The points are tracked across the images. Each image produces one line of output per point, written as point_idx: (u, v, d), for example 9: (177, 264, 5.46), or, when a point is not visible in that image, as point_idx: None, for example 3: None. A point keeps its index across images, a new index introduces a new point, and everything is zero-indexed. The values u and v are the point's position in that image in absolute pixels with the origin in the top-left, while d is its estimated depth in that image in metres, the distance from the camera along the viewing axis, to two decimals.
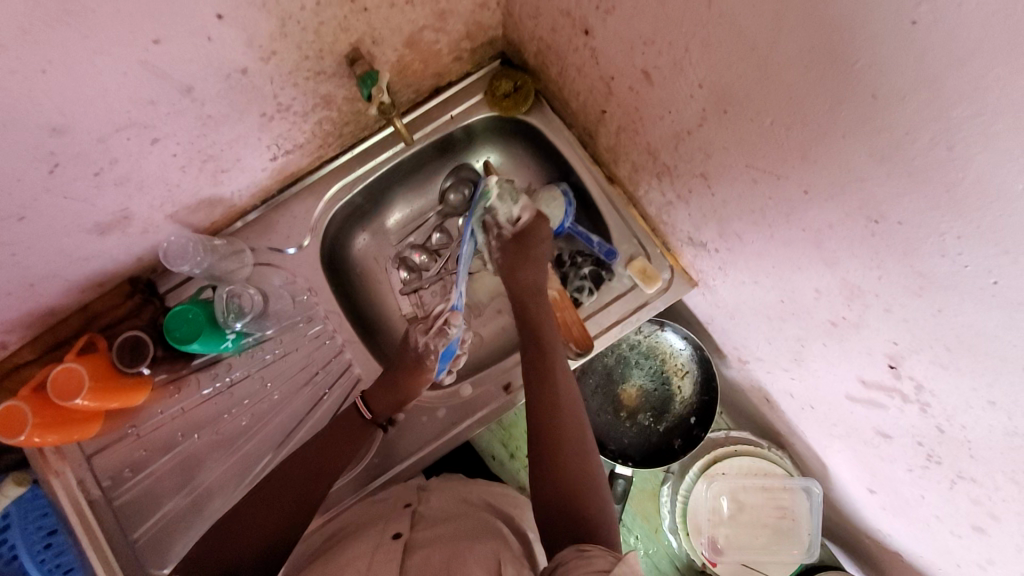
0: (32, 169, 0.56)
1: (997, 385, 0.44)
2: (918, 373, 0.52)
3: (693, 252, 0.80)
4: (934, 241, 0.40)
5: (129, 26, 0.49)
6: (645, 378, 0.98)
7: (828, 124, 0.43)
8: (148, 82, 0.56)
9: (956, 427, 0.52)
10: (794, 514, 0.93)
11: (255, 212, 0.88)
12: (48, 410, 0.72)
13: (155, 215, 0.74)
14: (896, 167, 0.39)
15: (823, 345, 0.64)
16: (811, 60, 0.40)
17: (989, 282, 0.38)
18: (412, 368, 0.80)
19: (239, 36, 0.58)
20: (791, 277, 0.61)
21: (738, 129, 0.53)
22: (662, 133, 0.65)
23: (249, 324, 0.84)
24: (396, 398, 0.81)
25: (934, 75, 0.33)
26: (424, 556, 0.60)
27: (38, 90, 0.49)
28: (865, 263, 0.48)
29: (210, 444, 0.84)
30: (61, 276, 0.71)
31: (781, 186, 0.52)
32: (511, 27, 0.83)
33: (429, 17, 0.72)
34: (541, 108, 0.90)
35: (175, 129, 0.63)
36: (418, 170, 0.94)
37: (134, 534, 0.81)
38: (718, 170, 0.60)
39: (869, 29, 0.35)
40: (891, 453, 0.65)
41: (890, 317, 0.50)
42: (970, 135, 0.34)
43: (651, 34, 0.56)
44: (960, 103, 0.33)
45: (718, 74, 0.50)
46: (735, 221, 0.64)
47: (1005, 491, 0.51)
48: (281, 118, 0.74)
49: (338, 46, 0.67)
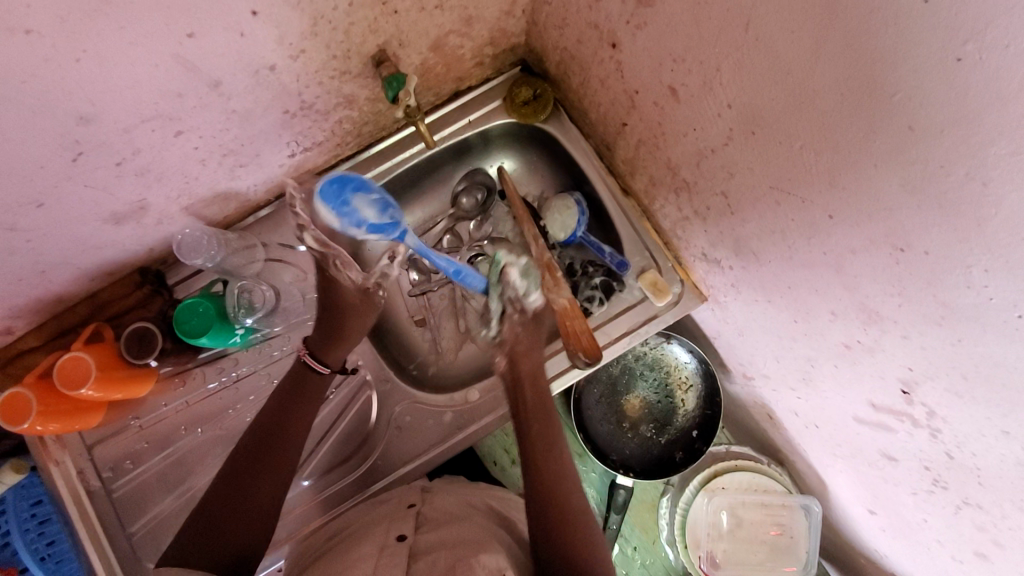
0: (55, 156, 0.55)
1: (1012, 417, 0.44)
2: (931, 400, 0.52)
3: (705, 268, 0.80)
4: (960, 273, 0.41)
5: (164, 19, 0.49)
6: (649, 390, 0.99)
7: (859, 153, 0.43)
8: (177, 75, 0.56)
9: (966, 455, 0.53)
10: (792, 531, 0.93)
11: (268, 208, 0.88)
12: (52, 399, 0.71)
13: (171, 207, 0.73)
14: (927, 199, 0.40)
15: (834, 366, 0.64)
16: (848, 87, 0.41)
17: (1014, 316, 0.39)
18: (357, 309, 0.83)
19: (270, 33, 0.58)
20: (807, 298, 0.61)
21: (765, 151, 0.53)
22: (685, 149, 0.66)
23: (260, 319, 0.84)
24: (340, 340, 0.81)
25: (975, 110, 0.34)
26: (429, 561, 0.61)
27: (71, 79, 0.49)
28: (885, 289, 0.49)
29: (213, 440, 0.84)
30: (73, 263, 0.71)
31: (804, 209, 0.53)
32: (535, 36, 0.83)
33: (456, 22, 0.72)
34: (559, 117, 0.90)
35: (199, 123, 0.63)
36: (432, 173, 0.94)
37: (131, 528, 0.80)
38: (740, 189, 0.61)
39: (910, 62, 0.36)
40: (895, 475, 0.66)
41: (907, 344, 0.51)
42: (1005, 174, 0.34)
43: (681, 52, 0.57)
44: (998, 141, 0.34)
45: (750, 95, 0.51)
46: (753, 240, 0.64)
47: (1012, 520, 0.52)
48: (303, 116, 0.73)
49: (365, 47, 0.67)
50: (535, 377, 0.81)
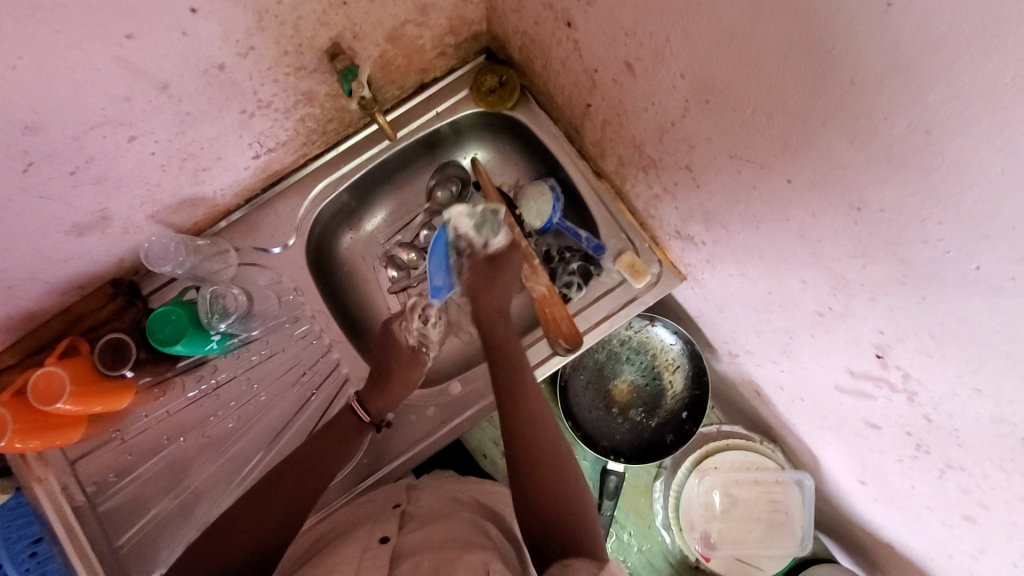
0: (5, 168, 0.54)
1: (982, 373, 0.43)
2: (904, 362, 0.51)
3: (681, 246, 0.79)
4: (916, 227, 0.40)
5: (99, 20, 0.48)
6: (636, 374, 0.98)
7: (808, 112, 0.42)
8: (123, 79, 0.55)
9: (944, 416, 0.52)
10: (786, 506, 0.92)
11: (239, 212, 0.87)
12: (28, 415, 0.71)
13: (136, 215, 0.73)
14: (875, 153, 0.39)
15: (810, 336, 0.64)
16: (788, 45, 0.40)
17: (972, 268, 0.38)
18: (408, 364, 0.83)
19: (214, 31, 0.57)
20: (778, 268, 0.60)
21: (721, 119, 0.52)
22: (647, 125, 0.65)
23: (234, 324, 0.83)
24: (393, 397, 0.82)
25: (909, 58, 0.33)
26: (413, 562, 0.60)
27: (10, 87, 0.48)
28: (848, 252, 0.48)
29: (196, 448, 0.83)
30: (40, 278, 0.70)
31: (764, 176, 0.52)
32: (495, 22, 0.82)
33: (411, 12, 0.71)
34: (527, 103, 0.89)
35: (152, 127, 0.62)
36: (404, 167, 0.93)
37: (118, 541, 0.80)
38: (703, 161, 0.60)
39: (844, 11, 0.34)
40: (880, 443, 0.65)
41: (876, 306, 0.49)
42: (947, 120, 0.33)
43: (632, 24, 0.55)
44: (936, 87, 0.33)
45: (700, 64, 0.50)
46: (720, 213, 0.63)
47: (995, 480, 0.51)
48: (262, 115, 0.73)
49: (317, 40, 0.67)
50: (493, 321, 0.80)
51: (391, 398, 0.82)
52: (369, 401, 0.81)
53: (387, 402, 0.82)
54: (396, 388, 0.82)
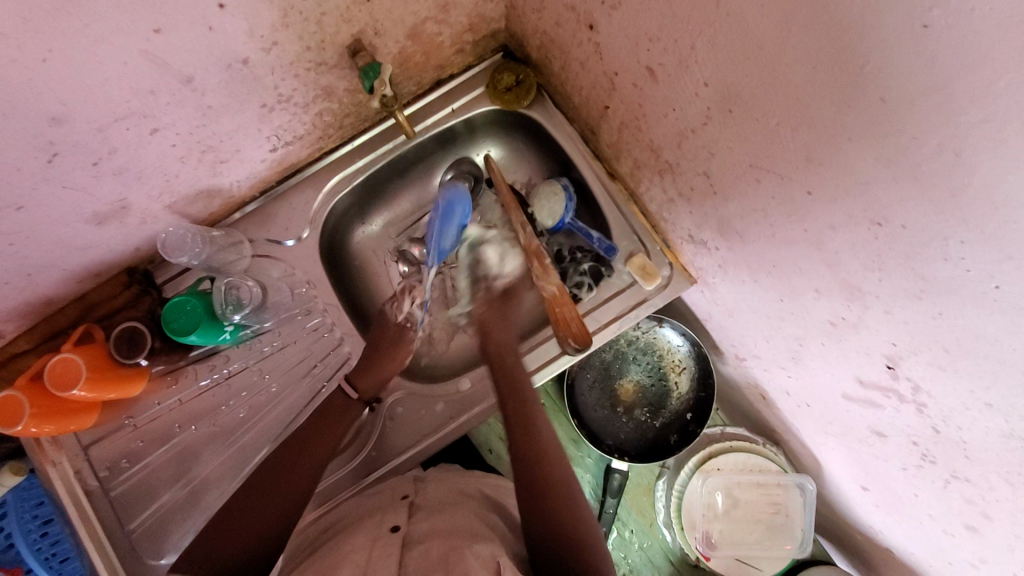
0: (30, 158, 0.55)
1: (994, 389, 0.44)
2: (915, 374, 0.52)
3: (693, 250, 0.80)
4: (937, 244, 0.41)
5: (129, 14, 0.49)
6: (642, 374, 0.99)
7: (834, 127, 0.43)
8: (149, 72, 0.55)
9: (952, 428, 0.52)
10: (787, 510, 0.94)
11: (253, 204, 0.87)
12: (46, 401, 0.71)
13: (154, 206, 0.73)
14: (902, 171, 0.39)
15: (821, 344, 0.64)
16: (819, 61, 0.40)
17: (991, 287, 0.38)
18: (395, 340, 0.85)
19: (240, 26, 0.57)
20: (792, 276, 0.61)
21: (743, 128, 0.53)
22: (666, 130, 0.65)
23: (248, 316, 0.84)
24: (382, 372, 0.82)
25: (944, 79, 0.33)
26: (423, 549, 0.60)
27: (39, 79, 0.49)
28: (865, 265, 0.48)
29: (208, 436, 0.84)
30: (58, 266, 0.70)
31: (783, 186, 0.52)
32: (514, 20, 0.82)
33: (432, 9, 0.71)
34: (543, 102, 0.89)
35: (175, 119, 0.63)
36: (419, 163, 0.94)
37: (130, 526, 0.81)
38: (721, 169, 0.60)
39: (877, 33, 0.35)
40: (886, 452, 0.66)
41: (890, 319, 0.50)
42: (978, 142, 0.34)
43: (656, 31, 0.56)
44: (969, 109, 0.33)
45: (724, 73, 0.50)
46: (736, 219, 0.64)
47: (999, 492, 0.51)
48: (282, 109, 0.73)
49: (339, 37, 0.67)
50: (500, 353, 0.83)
51: (375, 376, 0.82)
52: (358, 378, 0.81)
53: (376, 377, 0.82)
54: (384, 357, 0.83)
